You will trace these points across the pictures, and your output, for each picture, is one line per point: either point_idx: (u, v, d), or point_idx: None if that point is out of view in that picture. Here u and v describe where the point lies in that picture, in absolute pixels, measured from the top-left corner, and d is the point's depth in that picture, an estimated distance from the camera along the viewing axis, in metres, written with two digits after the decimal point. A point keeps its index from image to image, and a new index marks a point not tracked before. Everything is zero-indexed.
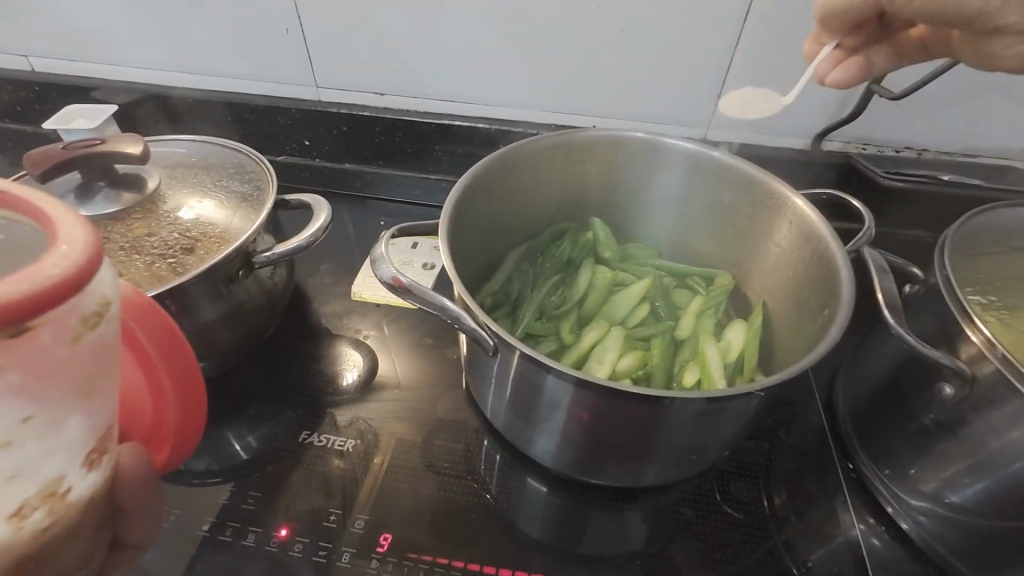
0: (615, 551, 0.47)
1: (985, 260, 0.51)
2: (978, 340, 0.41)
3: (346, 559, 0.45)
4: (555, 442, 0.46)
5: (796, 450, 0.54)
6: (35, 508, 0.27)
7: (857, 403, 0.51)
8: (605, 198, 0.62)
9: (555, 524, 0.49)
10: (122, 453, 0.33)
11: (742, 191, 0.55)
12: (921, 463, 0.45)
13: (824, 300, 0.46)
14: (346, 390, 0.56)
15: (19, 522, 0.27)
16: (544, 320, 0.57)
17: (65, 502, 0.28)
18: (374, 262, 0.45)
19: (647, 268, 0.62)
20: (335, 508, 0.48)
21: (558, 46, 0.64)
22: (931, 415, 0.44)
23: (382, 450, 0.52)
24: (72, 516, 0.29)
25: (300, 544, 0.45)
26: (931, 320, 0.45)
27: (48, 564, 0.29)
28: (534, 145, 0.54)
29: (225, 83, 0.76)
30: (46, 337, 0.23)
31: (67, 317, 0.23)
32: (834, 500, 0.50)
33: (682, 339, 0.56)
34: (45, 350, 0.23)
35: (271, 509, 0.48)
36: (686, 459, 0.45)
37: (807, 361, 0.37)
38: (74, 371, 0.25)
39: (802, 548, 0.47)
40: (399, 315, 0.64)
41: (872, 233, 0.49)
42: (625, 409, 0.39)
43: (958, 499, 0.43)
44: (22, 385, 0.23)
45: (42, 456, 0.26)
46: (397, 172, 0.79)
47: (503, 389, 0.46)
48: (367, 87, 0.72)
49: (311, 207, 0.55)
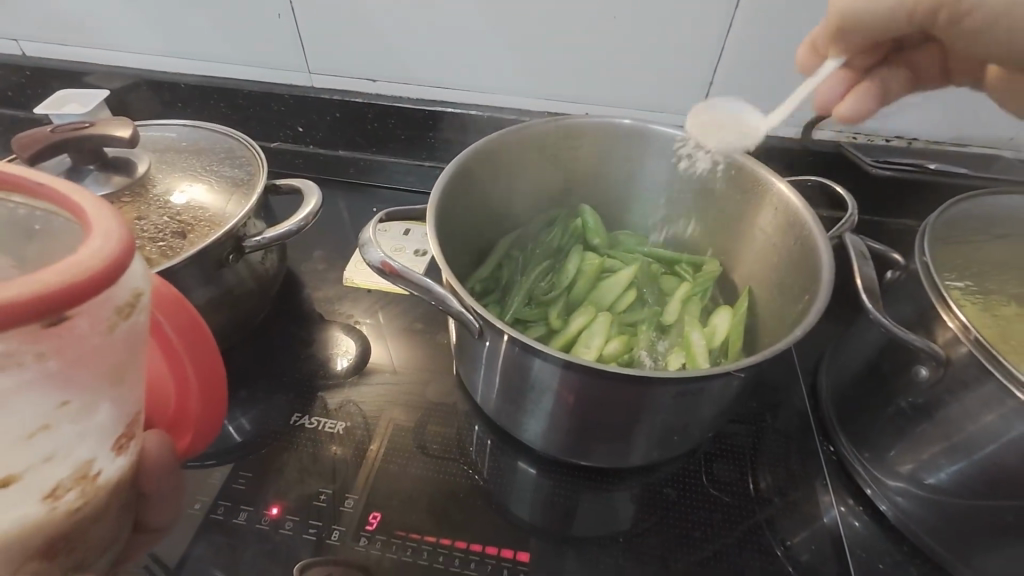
0: (600, 531, 0.48)
1: (971, 245, 0.49)
2: (953, 325, 0.41)
3: (336, 537, 0.46)
4: (543, 425, 0.45)
5: (782, 435, 0.54)
6: (68, 489, 0.27)
7: (840, 387, 0.52)
8: (587, 182, 0.60)
9: (543, 506, 0.49)
10: (147, 438, 0.32)
11: (728, 177, 0.53)
12: (898, 446, 0.46)
13: (803, 285, 0.45)
14: (337, 374, 0.57)
15: (53, 502, 0.26)
16: (534, 306, 0.56)
17: (95, 484, 0.28)
18: (363, 246, 0.43)
19: (635, 253, 0.59)
20: (327, 489, 0.49)
21: (554, 37, 0.65)
22: (910, 398, 0.44)
23: (378, 434, 0.53)
24: (101, 497, 0.29)
25: (292, 522, 0.46)
26: (910, 307, 0.45)
27: (77, 542, 0.29)
28: (524, 130, 0.53)
29: (220, 72, 0.76)
30: (82, 326, 0.22)
31: (102, 307, 0.23)
32: (815, 483, 0.51)
33: (669, 325, 0.54)
34: (81, 339, 0.23)
35: (264, 489, 0.48)
36: (670, 440, 0.44)
37: (784, 343, 0.37)
38: (106, 359, 0.25)
39: (785, 529, 0.48)
40: (391, 301, 0.64)
41: (855, 220, 0.46)
42: (610, 390, 0.39)
43: (934, 480, 0.44)
44: (57, 371, 0.23)
45: (76, 440, 0.26)
46: (392, 159, 0.80)
47: (493, 374, 0.45)
48: (362, 73, 0.73)
49: (302, 191, 0.55)
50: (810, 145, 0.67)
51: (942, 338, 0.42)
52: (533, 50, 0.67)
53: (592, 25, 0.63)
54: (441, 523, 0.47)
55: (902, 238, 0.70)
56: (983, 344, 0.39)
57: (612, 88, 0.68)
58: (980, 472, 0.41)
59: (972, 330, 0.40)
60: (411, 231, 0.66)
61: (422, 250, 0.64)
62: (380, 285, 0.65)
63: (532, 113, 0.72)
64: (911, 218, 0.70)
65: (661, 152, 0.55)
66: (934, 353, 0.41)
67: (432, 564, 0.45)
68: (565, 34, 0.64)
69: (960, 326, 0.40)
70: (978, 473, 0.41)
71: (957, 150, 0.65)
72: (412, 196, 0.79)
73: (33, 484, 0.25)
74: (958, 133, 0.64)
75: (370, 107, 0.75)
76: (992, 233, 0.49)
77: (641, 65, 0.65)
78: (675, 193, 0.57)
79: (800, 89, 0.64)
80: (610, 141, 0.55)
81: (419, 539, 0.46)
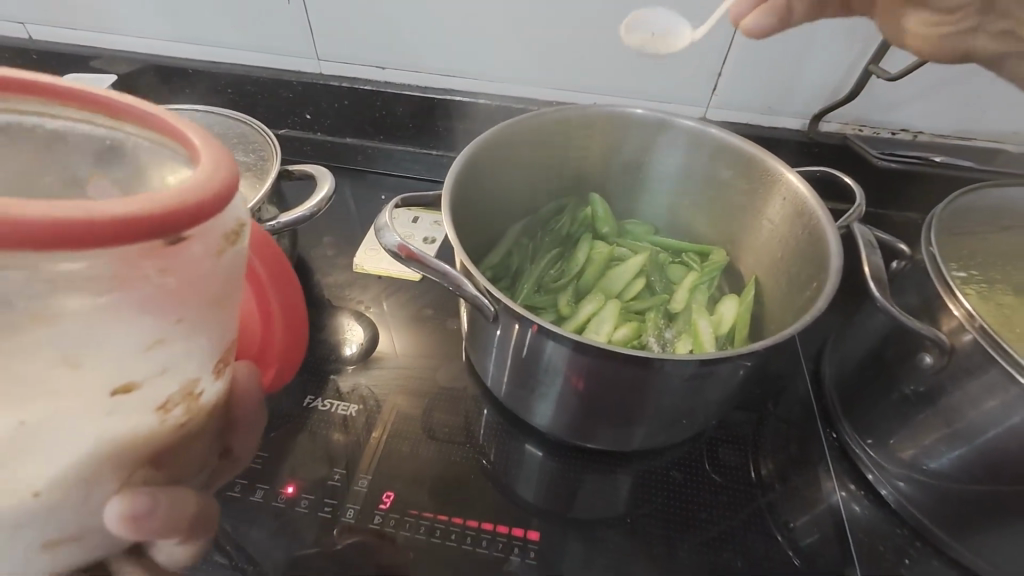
0: (606, 513, 0.49)
1: (976, 238, 0.49)
2: (958, 313, 0.42)
3: (350, 515, 0.47)
4: (553, 408, 0.46)
5: (784, 423, 0.55)
6: (177, 403, 0.30)
7: (844, 375, 0.53)
8: (599, 170, 0.60)
9: (548, 487, 0.51)
10: (238, 369, 0.39)
11: (737, 167, 0.53)
12: (900, 433, 0.47)
13: (811, 275, 0.45)
14: (347, 359, 0.58)
15: (164, 414, 0.30)
16: (543, 293, 0.56)
17: (197, 403, 0.31)
18: (378, 231, 0.44)
19: (642, 242, 0.60)
20: (340, 468, 0.50)
21: (563, 26, 0.65)
22: (913, 385, 0.45)
23: (387, 416, 0.54)
24: (200, 418, 0.32)
25: (307, 500, 0.48)
26: (915, 295, 0.46)
27: (176, 458, 0.32)
28: (535, 119, 0.53)
29: (230, 58, 0.76)
30: (197, 248, 0.26)
31: (212, 233, 0.26)
32: (817, 469, 0.52)
33: (676, 313, 0.55)
34: (196, 261, 0.26)
35: (279, 468, 0.49)
36: (676, 423, 0.45)
37: (793, 327, 0.38)
38: (208, 288, 0.28)
39: (786, 510, 0.49)
40: (399, 287, 0.65)
41: (864, 209, 0.46)
42: (621, 371, 0.39)
43: (936, 465, 0.45)
44: (161, 294, 0.26)
45: (183, 357, 0.29)
46: (399, 146, 0.80)
47: (504, 357, 0.46)
48: (369, 60, 0.73)
49: (314, 177, 0.55)
50: (817, 139, 0.68)
51: (947, 326, 0.42)
52: (542, 39, 0.67)
53: (602, 15, 0.63)
54: (448, 502, 0.49)
55: (906, 230, 0.71)
56: (987, 331, 0.40)
57: (620, 79, 0.68)
58: (981, 457, 0.42)
59: (977, 318, 0.40)
60: (419, 219, 0.67)
61: (431, 237, 0.65)
62: (390, 272, 0.66)
63: (540, 102, 0.72)
64: (916, 211, 0.70)
65: (670, 141, 0.55)
66: (938, 341, 0.42)
67: (444, 541, 0.46)
68: (575, 26, 0.65)
69: (965, 315, 0.41)
70: (978, 457, 0.42)
71: (962, 143, 0.66)
72: (419, 184, 0.79)
73: (149, 395, 0.29)
74: (963, 126, 0.65)
75: (378, 94, 0.75)
76: (998, 225, 0.50)
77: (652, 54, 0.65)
78: (681, 183, 0.58)
79: (811, 80, 0.64)
80: (619, 129, 0.56)
81: (430, 517, 0.47)
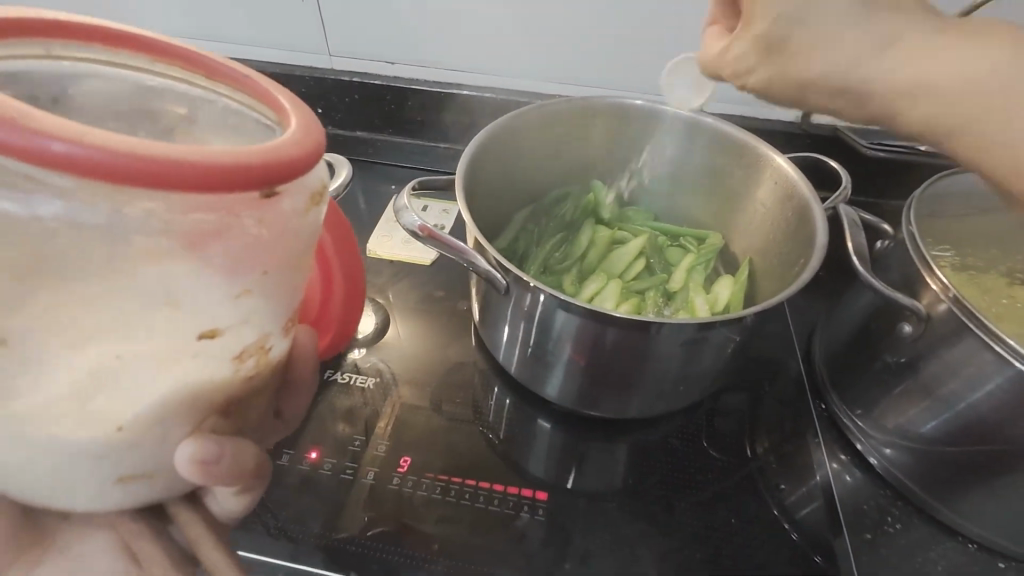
0: (609, 478, 0.52)
1: (958, 219, 0.53)
2: (936, 287, 0.45)
3: (370, 477, 0.50)
4: (560, 377, 0.49)
5: (777, 396, 0.59)
6: (251, 355, 0.32)
7: (832, 350, 0.56)
8: (601, 157, 0.63)
9: (555, 454, 0.54)
10: (298, 334, 0.41)
11: (731, 154, 0.56)
12: (885, 401, 0.50)
13: (799, 252, 0.49)
14: (363, 337, 0.61)
15: (239, 364, 0.31)
16: (549, 275, 0.60)
17: (268, 358, 0.33)
18: (397, 212, 0.47)
19: (643, 227, 0.63)
20: (359, 435, 0.53)
21: (567, 23, 0.68)
22: (895, 355, 0.48)
23: (402, 389, 0.57)
24: (269, 373, 0.34)
25: (329, 464, 0.51)
26: (896, 272, 0.49)
27: (247, 404, 0.34)
28: (541, 109, 0.56)
29: (246, 55, 0.80)
30: (286, 206, 0.28)
31: (298, 190, 0.28)
32: (807, 438, 0.56)
33: (674, 292, 0.58)
34: (284, 218, 0.28)
35: (302, 434, 0.52)
36: (675, 390, 0.49)
37: (782, 294, 0.41)
38: (287, 247, 0.29)
39: (777, 475, 0.53)
40: (411, 272, 0.68)
41: (849, 192, 0.50)
42: (623, 337, 0.43)
43: (917, 430, 0.48)
44: (236, 255, 0.27)
45: (258, 310, 0.30)
46: (408, 140, 0.83)
47: (515, 330, 0.49)
48: (381, 56, 0.76)
49: (332, 163, 0.58)
50: (809, 130, 0.71)
51: (925, 298, 0.46)
52: (547, 36, 0.70)
53: (605, 11, 0.67)
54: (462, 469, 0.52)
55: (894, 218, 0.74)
56: (963, 302, 0.43)
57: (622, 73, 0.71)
58: (959, 419, 0.45)
59: (953, 290, 0.44)
60: (430, 207, 0.70)
61: (442, 224, 0.68)
62: (402, 257, 0.69)
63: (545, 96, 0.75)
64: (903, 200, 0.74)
65: (670, 130, 0.58)
66: (917, 310, 0.45)
67: (459, 501, 0.49)
68: (576, 23, 0.68)
69: (943, 287, 0.44)
70: (956, 420, 0.45)
71: None
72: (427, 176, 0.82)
73: (228, 342, 0.30)
74: None
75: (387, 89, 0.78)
76: (979, 207, 0.53)
77: (650, 50, 0.68)
78: (679, 169, 0.61)
79: None
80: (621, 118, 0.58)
81: (445, 480, 0.51)
